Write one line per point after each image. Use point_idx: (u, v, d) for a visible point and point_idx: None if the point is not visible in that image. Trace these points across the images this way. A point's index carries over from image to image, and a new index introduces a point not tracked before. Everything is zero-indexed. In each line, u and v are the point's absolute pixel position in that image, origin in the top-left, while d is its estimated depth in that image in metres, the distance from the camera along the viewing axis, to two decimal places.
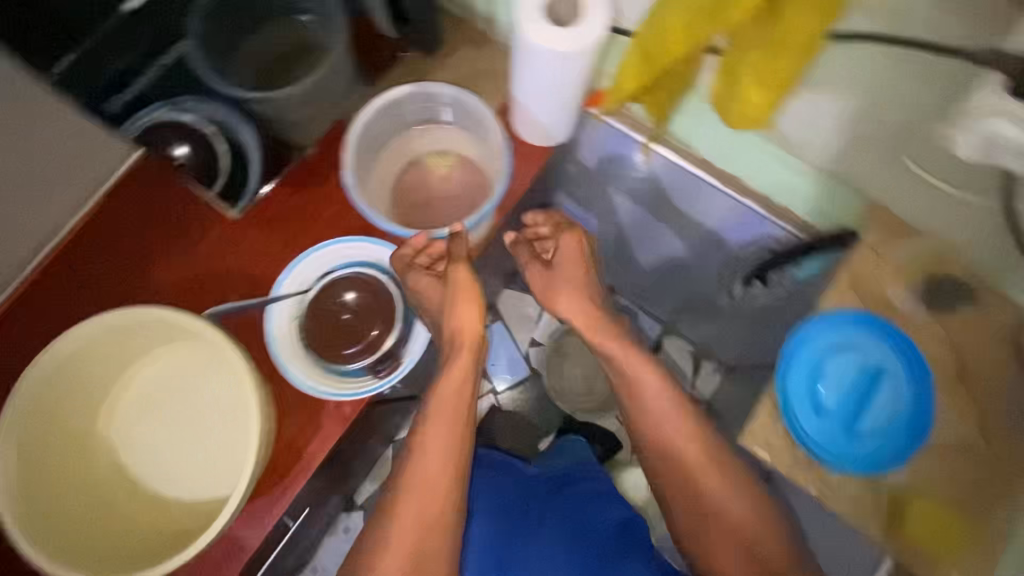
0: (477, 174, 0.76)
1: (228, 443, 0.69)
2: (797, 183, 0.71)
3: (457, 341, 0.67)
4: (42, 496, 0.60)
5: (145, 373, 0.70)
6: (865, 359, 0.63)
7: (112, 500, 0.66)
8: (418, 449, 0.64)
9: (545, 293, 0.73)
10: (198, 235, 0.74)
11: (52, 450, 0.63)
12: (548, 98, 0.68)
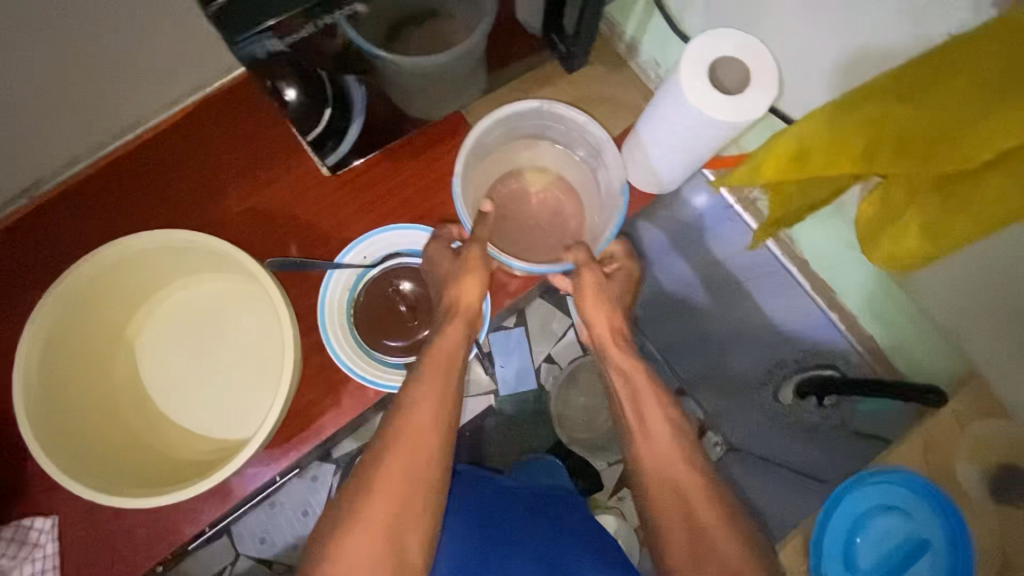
0: (576, 203, 0.73)
1: (247, 388, 0.69)
2: (896, 319, 0.67)
3: (453, 310, 0.63)
4: (59, 387, 0.61)
5: (188, 290, 0.70)
6: (912, 527, 0.58)
7: (120, 411, 0.66)
8: (407, 405, 0.56)
9: (585, 301, 0.63)
10: (276, 175, 0.73)
11: (83, 340, 0.64)
12: (675, 152, 0.64)
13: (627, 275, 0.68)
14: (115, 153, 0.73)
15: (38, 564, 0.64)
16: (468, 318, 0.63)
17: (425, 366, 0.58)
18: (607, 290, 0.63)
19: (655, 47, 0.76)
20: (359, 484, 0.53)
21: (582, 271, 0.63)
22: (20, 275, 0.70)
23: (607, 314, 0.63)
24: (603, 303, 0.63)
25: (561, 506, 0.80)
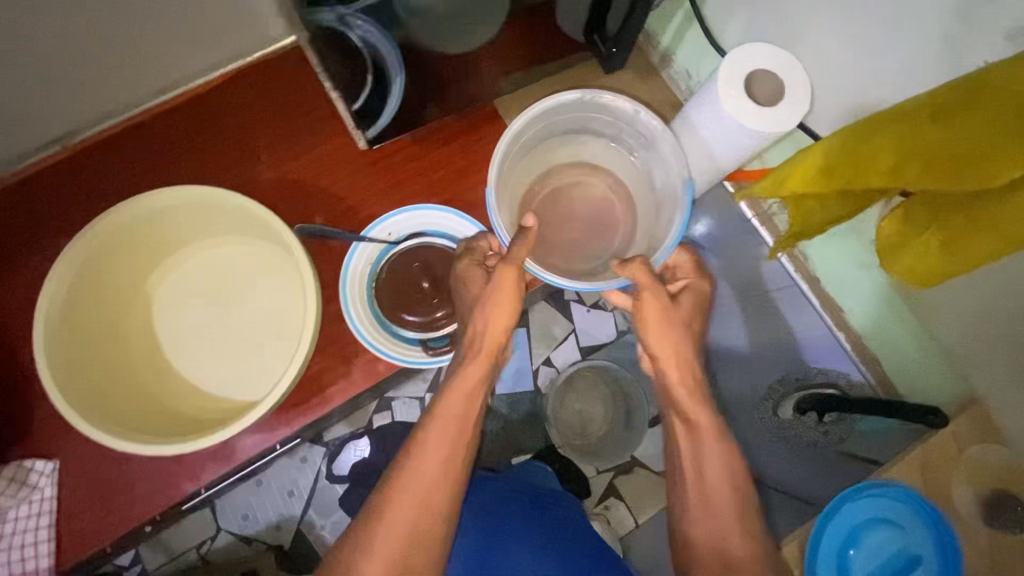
0: (630, 205, 0.74)
1: (264, 351, 0.70)
2: (901, 341, 0.68)
3: (477, 343, 0.63)
4: (76, 335, 0.61)
5: (215, 250, 0.71)
6: (904, 541, 0.59)
7: (132, 365, 0.66)
8: (420, 444, 0.57)
9: (646, 325, 0.61)
10: (305, 145, 0.75)
11: (106, 290, 0.65)
12: (712, 146, 0.63)
13: (696, 295, 0.65)
14: (156, 111, 0.76)
15: (34, 507, 0.64)
16: (491, 352, 0.63)
17: (445, 402, 0.60)
18: (672, 315, 0.60)
19: (689, 59, 0.77)
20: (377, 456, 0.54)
21: (643, 295, 0.60)
22: (50, 221, 0.72)
23: (669, 346, 0.60)
24: (666, 329, 0.60)
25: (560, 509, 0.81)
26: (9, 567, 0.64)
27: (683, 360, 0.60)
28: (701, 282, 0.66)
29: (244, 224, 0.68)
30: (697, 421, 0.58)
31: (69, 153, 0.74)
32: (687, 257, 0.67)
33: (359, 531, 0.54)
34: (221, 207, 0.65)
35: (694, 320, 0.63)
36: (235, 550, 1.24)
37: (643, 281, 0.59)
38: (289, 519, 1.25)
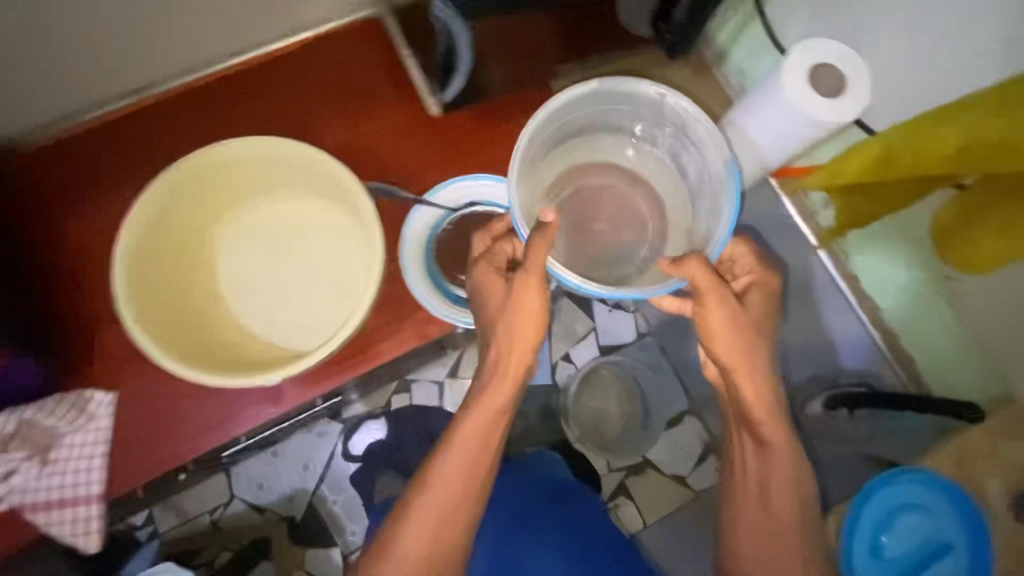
0: (655, 202, 0.71)
1: (317, 302, 0.72)
2: (939, 341, 0.70)
3: (499, 365, 0.59)
4: (148, 267, 0.64)
5: (280, 204, 0.74)
6: (934, 526, 0.60)
7: (193, 302, 0.69)
8: (434, 478, 0.55)
9: (710, 332, 0.56)
10: (372, 112, 0.78)
11: (174, 230, 0.67)
12: (772, 130, 0.65)
13: (763, 292, 0.60)
14: (230, 71, 0.80)
15: (90, 436, 0.66)
16: (516, 378, 0.58)
17: (460, 432, 0.57)
18: (739, 319, 0.56)
19: (745, 56, 0.79)
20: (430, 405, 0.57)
21: (704, 298, 0.55)
22: (126, 168, 0.76)
23: (739, 349, 0.56)
24: (734, 335, 0.56)
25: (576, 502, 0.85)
26: (60, 493, 0.65)
27: (747, 363, 0.56)
28: (769, 276, 0.62)
29: (313, 181, 0.70)
30: (770, 441, 0.57)
31: (147, 105, 0.79)
32: (749, 250, 0.64)
33: (416, 482, 0.56)
34: (292, 161, 0.68)
35: (767, 320, 0.59)
36: (245, 519, 1.21)
37: (700, 279, 0.53)
38: (301, 492, 1.23)
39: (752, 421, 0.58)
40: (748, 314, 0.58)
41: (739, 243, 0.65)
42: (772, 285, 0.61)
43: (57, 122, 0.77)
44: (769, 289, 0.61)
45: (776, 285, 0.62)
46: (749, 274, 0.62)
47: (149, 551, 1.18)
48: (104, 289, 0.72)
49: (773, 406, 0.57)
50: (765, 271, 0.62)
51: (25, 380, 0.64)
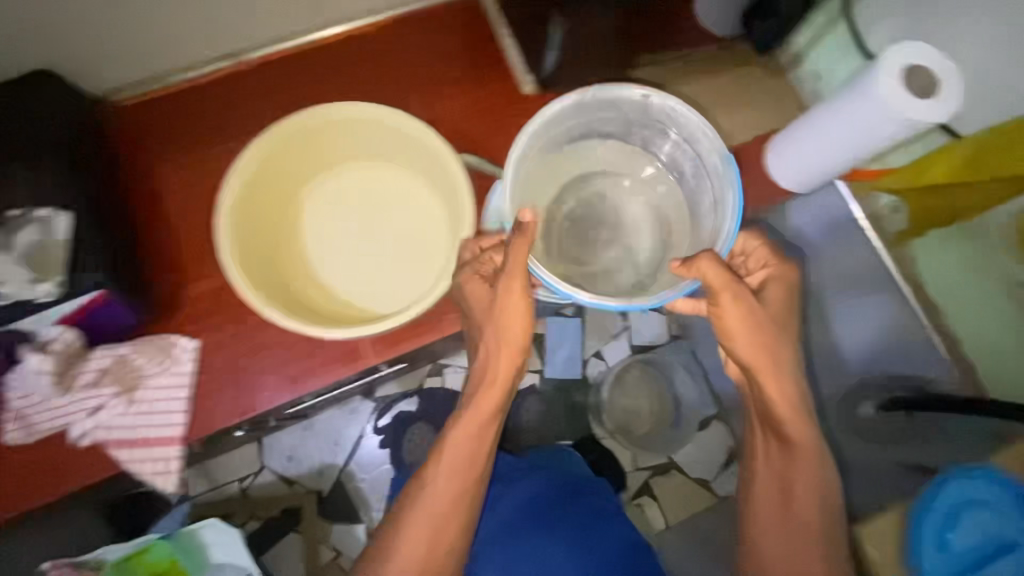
0: (657, 206, 0.72)
1: (392, 266, 0.75)
2: (1005, 349, 0.71)
3: (486, 374, 0.65)
4: (241, 215, 0.67)
5: (369, 170, 0.78)
6: (1004, 525, 0.60)
7: (276, 256, 0.73)
8: (432, 483, 0.63)
9: (728, 329, 0.60)
10: (461, 88, 0.81)
11: (268, 184, 0.71)
12: (822, 151, 0.73)
13: (782, 284, 0.63)
14: (324, 38, 0.82)
15: (175, 379, 0.69)
16: (505, 382, 0.65)
17: (453, 439, 0.64)
18: (755, 311, 0.59)
19: (822, 60, 0.81)
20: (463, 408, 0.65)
21: (719, 295, 0.58)
22: (217, 127, 0.79)
23: (762, 338, 0.60)
24: (752, 327, 0.59)
25: (578, 515, 0.79)
26: (145, 432, 0.68)
27: (774, 361, 0.60)
28: (786, 267, 0.65)
29: (406, 150, 0.74)
30: (791, 438, 0.61)
31: (241, 69, 0.81)
32: (761, 241, 0.66)
33: (413, 491, 0.63)
34: (392, 130, 0.71)
35: (786, 313, 0.63)
36: (274, 488, 1.34)
37: (713, 280, 0.57)
38: (328, 467, 1.31)
39: (777, 421, 0.62)
40: (769, 309, 0.62)
41: (752, 235, 0.67)
42: (792, 278, 0.64)
43: (152, 82, 0.80)
44: (789, 281, 0.64)
45: (796, 278, 0.64)
46: (761, 267, 0.66)
47: (181, 511, 1.26)
48: (194, 240, 0.75)
49: (795, 398, 0.61)
50: (784, 263, 0.65)
51: (120, 318, 0.67)
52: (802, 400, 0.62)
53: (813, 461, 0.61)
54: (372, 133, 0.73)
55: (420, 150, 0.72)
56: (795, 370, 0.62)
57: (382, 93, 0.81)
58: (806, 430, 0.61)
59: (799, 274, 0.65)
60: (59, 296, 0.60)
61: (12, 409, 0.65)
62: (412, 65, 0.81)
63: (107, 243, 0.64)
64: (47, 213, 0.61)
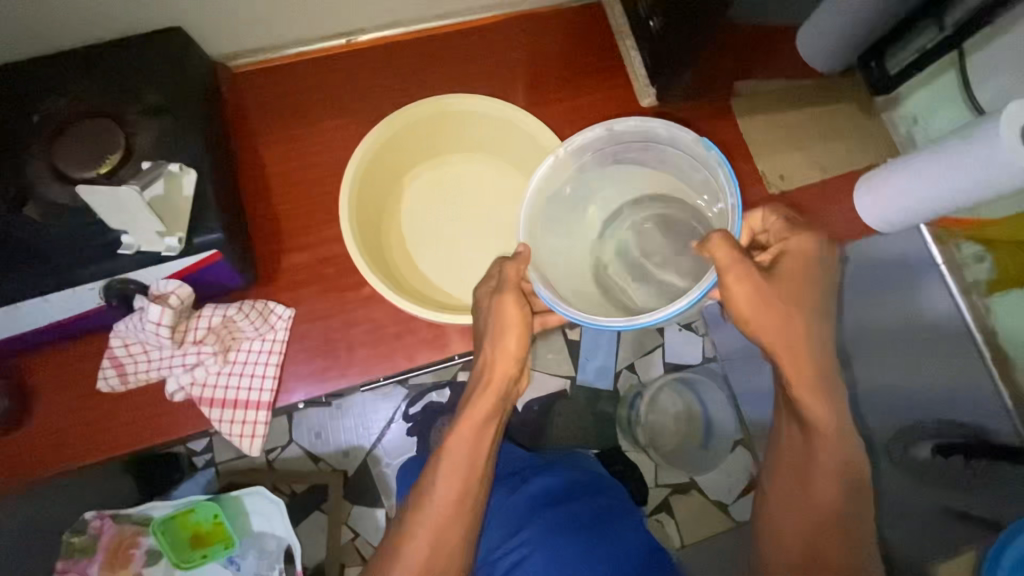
0: (684, 207, 0.72)
1: (487, 254, 0.81)
2: None
3: (485, 380, 0.68)
4: (361, 193, 0.74)
5: (470, 160, 0.84)
6: None
7: (388, 240, 0.79)
8: (433, 485, 0.66)
9: (743, 312, 0.59)
10: (576, 90, 0.83)
11: (382, 170, 0.77)
12: (919, 196, 0.75)
13: (800, 259, 0.63)
14: (448, 27, 0.83)
15: (267, 345, 0.70)
16: (500, 387, 0.68)
17: (454, 442, 0.67)
18: (764, 290, 0.58)
19: (921, 106, 0.85)
20: (462, 413, 0.68)
21: (728, 278, 0.57)
22: (323, 103, 0.79)
23: (778, 316, 0.59)
24: (766, 308, 0.59)
25: (579, 505, 0.88)
26: (235, 394, 0.69)
27: (793, 344, 0.60)
28: (799, 240, 0.64)
29: (495, 139, 0.81)
30: (817, 425, 0.62)
31: (353, 48, 0.81)
32: (779, 218, 0.66)
33: (422, 492, 0.66)
34: (480, 120, 0.78)
35: (803, 287, 0.62)
36: (299, 464, 1.34)
37: (718, 261, 0.57)
38: (357, 449, 1.36)
39: (794, 401, 0.63)
40: (783, 284, 0.61)
41: (770, 212, 0.68)
42: (810, 253, 0.63)
43: (264, 53, 0.80)
44: (806, 258, 0.63)
45: (816, 254, 0.63)
46: (780, 241, 0.65)
47: (205, 477, 1.27)
48: (290, 212, 0.75)
49: (817, 380, 0.62)
50: (805, 236, 0.64)
51: (224, 278, 0.68)
52: (826, 383, 0.62)
53: (835, 444, 0.63)
54: (470, 125, 0.80)
55: (523, 138, 0.78)
56: (827, 359, 0.62)
57: (503, 86, 0.82)
58: (831, 415, 0.62)
59: (819, 248, 0.64)
60: (179, 252, 0.62)
61: (113, 356, 0.67)
62: (533, 62, 0.83)
63: (225, 205, 0.66)
64: (176, 169, 0.62)
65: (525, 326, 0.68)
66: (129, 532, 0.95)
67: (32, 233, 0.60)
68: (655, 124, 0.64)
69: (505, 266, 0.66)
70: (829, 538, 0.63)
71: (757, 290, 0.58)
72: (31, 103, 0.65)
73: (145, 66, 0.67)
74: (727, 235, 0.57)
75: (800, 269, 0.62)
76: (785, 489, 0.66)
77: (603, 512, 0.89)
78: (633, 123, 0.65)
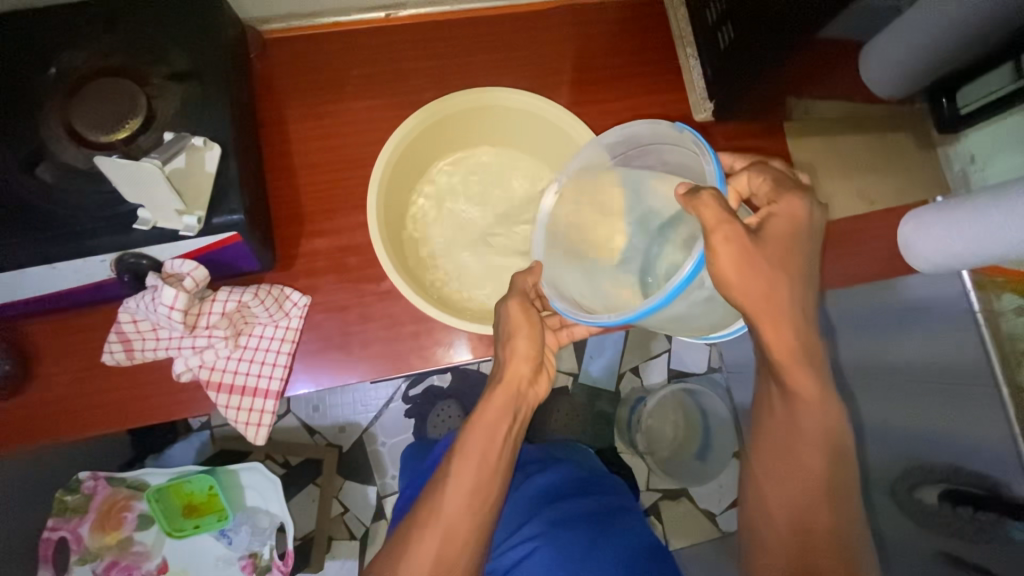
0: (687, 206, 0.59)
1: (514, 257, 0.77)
2: None
3: (498, 381, 0.66)
4: (392, 187, 0.71)
5: (504, 158, 0.79)
6: None
7: (420, 243, 0.77)
8: (444, 482, 0.61)
9: (726, 279, 0.48)
10: (624, 93, 0.79)
11: (412, 169, 0.74)
12: (944, 249, 0.73)
13: (789, 223, 0.52)
14: (492, 10, 0.78)
15: (280, 333, 0.68)
16: (512, 386, 0.65)
17: (471, 440, 0.63)
18: (752, 250, 0.48)
19: (980, 145, 0.79)
20: (476, 412, 0.64)
21: (713, 238, 0.48)
22: (356, 81, 0.74)
23: (762, 279, 0.48)
24: (752, 269, 0.48)
25: (582, 502, 0.87)
26: (245, 380, 0.67)
27: (776, 309, 0.49)
28: (789, 196, 0.53)
29: (519, 130, 0.77)
30: (796, 386, 0.51)
31: (394, 24, 0.76)
32: (767, 177, 0.56)
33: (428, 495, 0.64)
34: (500, 110, 0.74)
35: (792, 255, 0.50)
36: (296, 435, 1.33)
37: (703, 221, 0.48)
38: (353, 425, 1.35)
39: (776, 368, 0.51)
40: (770, 249, 0.50)
41: (757, 172, 0.58)
42: (800, 215, 0.52)
43: (298, 19, 0.74)
44: (796, 222, 0.52)
45: (806, 219, 0.52)
46: (767, 205, 0.54)
47: (199, 439, 1.25)
48: (313, 194, 0.72)
49: (803, 348, 0.50)
50: (793, 196, 0.53)
51: (240, 259, 0.66)
52: (806, 347, 0.51)
53: (820, 411, 0.52)
54: (492, 116, 0.75)
55: (555, 131, 0.74)
56: (810, 326, 0.51)
57: (547, 80, 0.77)
58: (811, 377, 0.51)
59: (810, 211, 0.53)
60: (198, 231, 0.58)
61: (121, 331, 0.65)
62: (582, 58, 0.78)
63: (247, 185, 0.62)
64: (200, 142, 0.58)
65: (536, 326, 0.66)
66: (121, 495, 0.94)
67: (45, 196, 0.57)
68: (636, 125, 0.61)
69: (515, 276, 0.66)
70: (816, 518, 0.51)
71: (747, 246, 0.48)
72: (49, 53, 0.61)
73: (167, 26, 0.63)
74: (717, 192, 0.49)
75: (790, 228, 0.52)
76: (770, 471, 0.54)
77: (615, 512, 0.90)
78: (616, 132, 0.62)
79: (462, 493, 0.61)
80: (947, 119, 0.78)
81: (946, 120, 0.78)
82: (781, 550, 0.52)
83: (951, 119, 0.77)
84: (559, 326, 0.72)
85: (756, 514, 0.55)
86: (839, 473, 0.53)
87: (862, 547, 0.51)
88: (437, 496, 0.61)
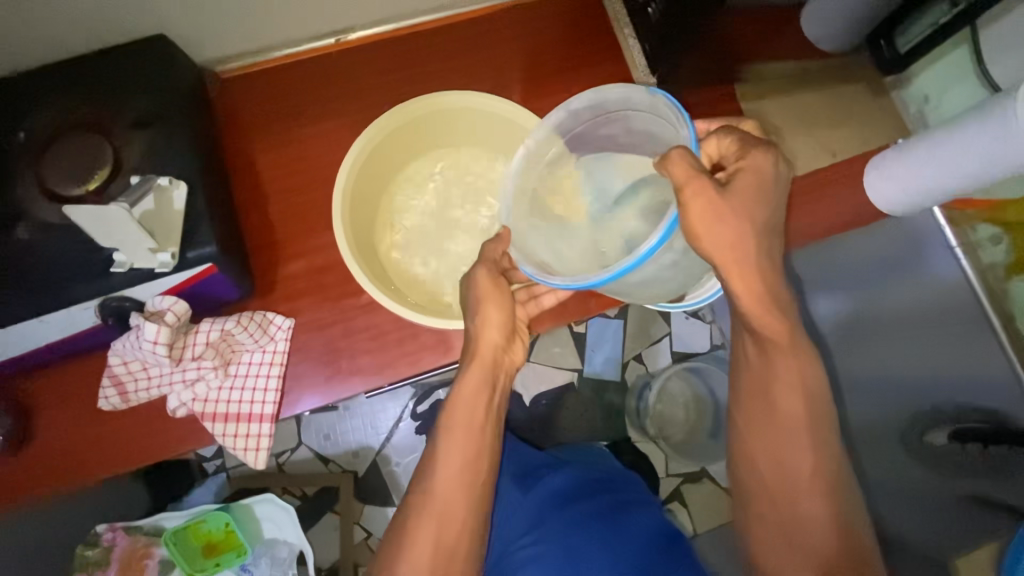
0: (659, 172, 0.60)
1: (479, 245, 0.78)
2: None
3: (473, 351, 0.66)
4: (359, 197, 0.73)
5: (472, 158, 0.81)
6: None
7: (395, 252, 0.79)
8: (436, 469, 0.62)
9: (694, 231, 0.50)
10: (573, 80, 0.80)
11: (378, 176, 0.76)
12: (923, 180, 0.70)
13: (756, 177, 0.52)
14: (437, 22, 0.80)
15: (268, 356, 0.70)
16: (486, 357, 0.66)
17: (454, 417, 0.64)
18: (722, 204, 0.49)
19: (932, 84, 0.82)
20: (455, 387, 0.65)
21: (684, 193, 0.49)
22: (313, 107, 0.76)
23: (730, 228, 0.49)
24: (720, 220, 0.49)
25: (593, 500, 0.87)
26: (238, 407, 0.69)
27: (745, 258, 0.50)
28: (758, 154, 0.53)
29: (485, 129, 0.79)
30: (753, 324, 0.52)
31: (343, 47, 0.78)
32: (735, 137, 0.55)
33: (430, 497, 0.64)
34: (468, 112, 0.76)
35: (757, 207, 0.51)
36: (310, 466, 1.33)
37: (674, 179, 0.49)
38: (365, 449, 1.35)
39: (741, 315, 0.52)
40: (738, 201, 0.51)
41: (726, 132, 0.57)
42: (768, 169, 0.52)
43: (250, 56, 0.77)
44: (764, 176, 0.52)
45: (773, 172, 0.53)
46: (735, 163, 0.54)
47: (216, 481, 1.26)
48: (285, 220, 0.74)
49: (761, 288, 0.51)
50: (759, 151, 0.53)
51: (220, 290, 0.67)
52: (772, 293, 0.52)
53: (788, 351, 0.52)
54: (461, 121, 0.78)
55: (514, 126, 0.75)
56: (761, 270, 0.52)
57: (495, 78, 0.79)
58: (767, 314, 0.52)
59: (776, 164, 0.53)
60: (174, 267, 0.60)
61: (113, 375, 0.67)
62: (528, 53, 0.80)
63: (218, 217, 0.64)
64: (165, 182, 0.61)
65: (503, 295, 0.67)
66: (140, 543, 0.96)
67: (23, 253, 0.59)
68: (606, 90, 0.60)
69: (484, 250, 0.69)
70: (790, 450, 0.52)
71: (717, 201, 0.49)
72: (16, 119, 0.63)
73: (123, 77, 0.65)
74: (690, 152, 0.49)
75: (757, 184, 0.52)
76: (749, 415, 0.55)
77: (626, 500, 0.90)
78: (586, 95, 0.60)
79: (459, 488, 0.61)
80: (889, 60, 0.79)
81: (888, 60, 0.79)
82: (771, 488, 0.53)
83: (891, 56, 0.79)
84: (528, 298, 0.74)
85: (735, 455, 0.56)
86: (814, 406, 0.53)
87: (836, 473, 0.52)
88: (433, 494, 0.61)
